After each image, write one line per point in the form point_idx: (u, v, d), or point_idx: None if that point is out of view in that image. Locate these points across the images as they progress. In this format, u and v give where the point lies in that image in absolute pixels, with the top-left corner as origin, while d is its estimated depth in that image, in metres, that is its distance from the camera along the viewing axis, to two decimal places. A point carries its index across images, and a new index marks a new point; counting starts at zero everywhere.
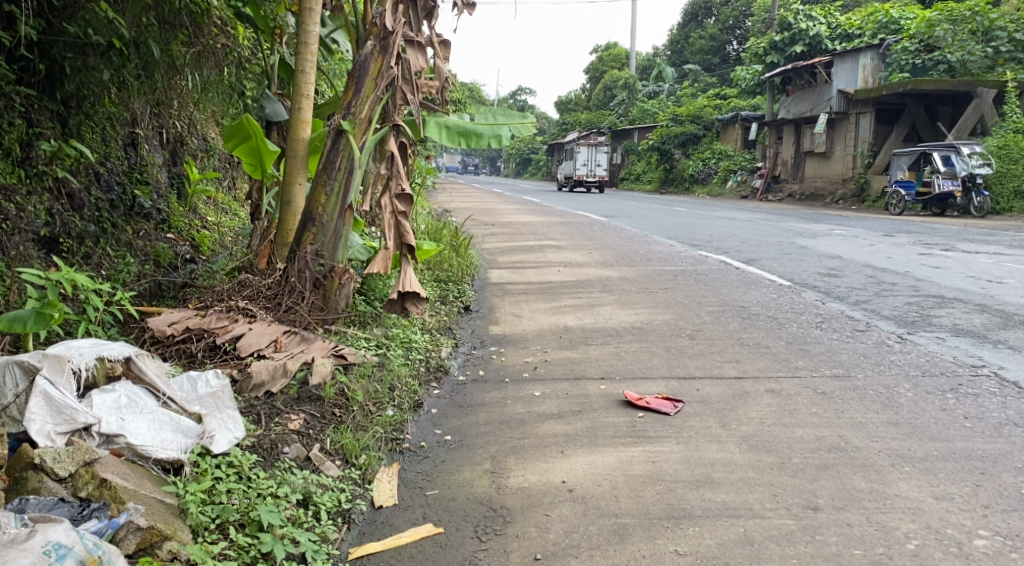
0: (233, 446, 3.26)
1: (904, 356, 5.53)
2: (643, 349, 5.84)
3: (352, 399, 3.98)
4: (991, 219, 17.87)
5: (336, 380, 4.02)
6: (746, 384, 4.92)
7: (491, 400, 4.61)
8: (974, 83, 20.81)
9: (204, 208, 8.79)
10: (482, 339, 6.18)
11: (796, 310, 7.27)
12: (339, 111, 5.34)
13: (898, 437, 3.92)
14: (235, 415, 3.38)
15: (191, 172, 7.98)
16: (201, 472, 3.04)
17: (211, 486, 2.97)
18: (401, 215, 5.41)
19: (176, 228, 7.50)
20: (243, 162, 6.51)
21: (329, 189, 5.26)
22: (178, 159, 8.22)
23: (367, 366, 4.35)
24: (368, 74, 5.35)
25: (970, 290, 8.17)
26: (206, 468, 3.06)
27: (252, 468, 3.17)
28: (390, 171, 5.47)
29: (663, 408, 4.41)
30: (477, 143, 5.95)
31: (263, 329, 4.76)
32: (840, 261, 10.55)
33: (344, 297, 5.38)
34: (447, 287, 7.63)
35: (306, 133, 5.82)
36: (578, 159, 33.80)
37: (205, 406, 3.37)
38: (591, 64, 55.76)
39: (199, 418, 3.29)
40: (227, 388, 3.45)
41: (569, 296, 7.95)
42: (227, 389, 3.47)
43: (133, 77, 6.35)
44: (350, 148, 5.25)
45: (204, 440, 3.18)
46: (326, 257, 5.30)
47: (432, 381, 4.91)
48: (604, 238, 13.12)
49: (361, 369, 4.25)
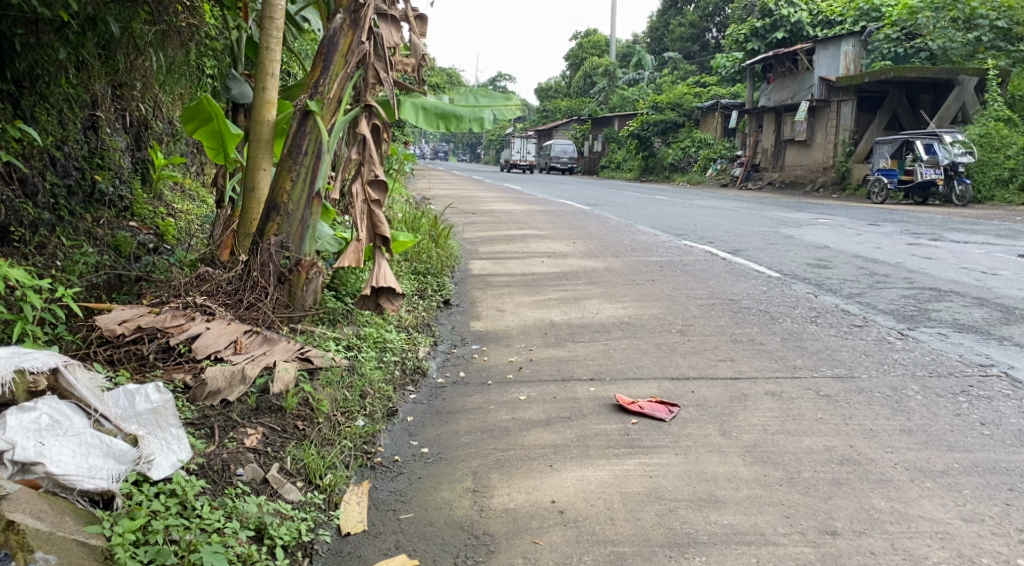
0: (176, 470, 2.88)
1: (909, 354, 5.24)
2: (633, 347, 5.49)
3: (318, 410, 3.60)
4: (973, 208, 17.73)
5: (299, 389, 3.64)
6: (744, 385, 4.59)
7: (472, 406, 4.25)
8: (956, 71, 20.64)
9: (170, 196, 8.36)
10: (463, 336, 5.81)
11: (788, 303, 6.96)
12: (306, 90, 4.93)
13: (914, 447, 3.61)
14: (179, 434, 3.02)
15: (156, 157, 7.56)
16: (136, 506, 2.65)
17: (146, 523, 2.59)
18: (373, 204, 5.05)
19: (139, 217, 7.05)
20: (204, 146, 6.10)
21: (295, 174, 4.86)
22: (141, 143, 7.79)
23: (334, 372, 3.97)
24: (337, 50, 4.94)
25: (966, 282, 7.91)
26: (142, 501, 2.67)
27: (197, 497, 2.81)
28: (360, 156, 5.09)
29: (658, 413, 4.07)
30: (457, 125, 5.52)
31: (222, 328, 4.43)
32: (830, 251, 10.28)
33: (310, 294, 4.99)
34: (425, 280, 7.24)
35: (270, 114, 5.44)
36: (514, 147, 41.88)
37: (143, 424, 2.99)
38: (570, 51, 55.32)
39: (136, 439, 2.90)
40: (170, 404, 3.08)
41: (553, 288, 7.60)
42: (170, 405, 3.10)
43: (93, 59, 6.06)
44: (317, 130, 4.85)
45: (141, 466, 2.80)
46: (292, 249, 4.91)
47: (408, 385, 4.54)
48: (586, 227, 12.77)
49: (327, 376, 3.88)
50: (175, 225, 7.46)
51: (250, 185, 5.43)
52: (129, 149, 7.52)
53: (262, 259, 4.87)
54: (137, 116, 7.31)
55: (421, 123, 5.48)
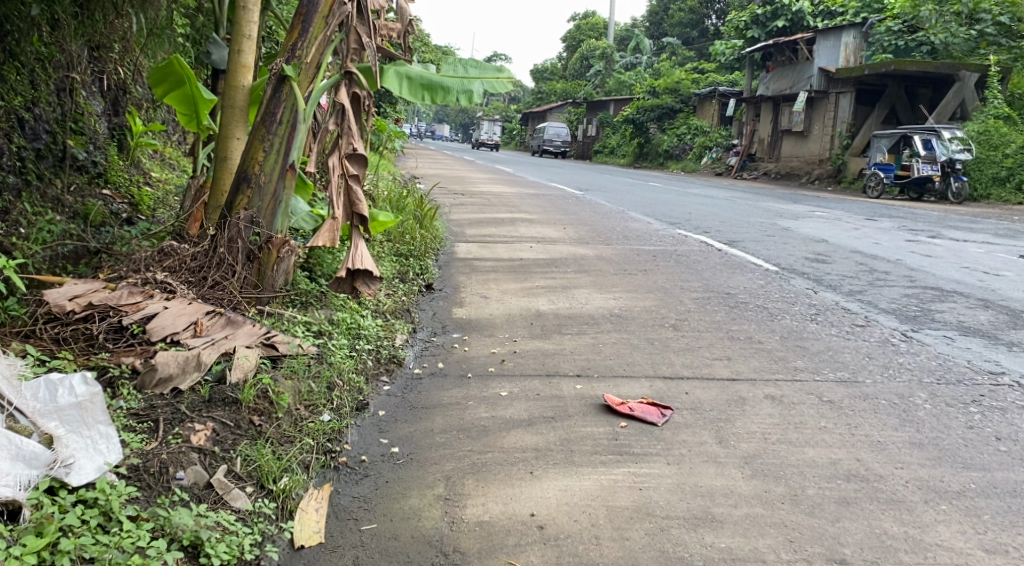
0: (102, 474, 2.59)
1: (914, 359, 4.95)
2: (623, 341, 5.19)
3: (278, 402, 3.24)
4: (970, 206, 17.48)
5: (257, 380, 3.29)
6: (741, 388, 4.30)
7: (450, 401, 3.94)
8: (957, 66, 20.42)
9: (148, 165, 7.99)
10: (444, 324, 5.49)
11: (787, 299, 6.67)
12: (283, 54, 4.57)
13: (926, 464, 3.33)
14: (107, 432, 2.71)
15: (135, 124, 7.19)
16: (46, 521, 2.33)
17: (57, 541, 2.28)
18: (351, 179, 4.71)
19: (113, 184, 6.68)
20: (175, 112, 5.74)
21: (268, 145, 4.51)
22: (120, 108, 7.39)
23: (299, 362, 3.61)
24: (317, 11, 4.57)
25: (968, 283, 7.64)
26: (54, 515, 2.35)
27: (124, 509, 2.50)
28: (338, 126, 4.72)
29: (649, 416, 3.77)
30: (444, 97, 5.11)
31: (181, 308, 4.10)
32: (828, 245, 9.99)
33: (282, 274, 4.66)
34: (407, 262, 6.88)
35: (247, 79, 5.10)
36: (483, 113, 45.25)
37: (65, 421, 2.67)
38: (569, 33, 54.71)
39: (55, 439, 2.59)
40: (98, 398, 2.75)
41: (542, 276, 7.27)
42: (98, 399, 2.76)
43: (68, 15, 5.58)
44: (293, 97, 4.50)
45: (56, 470, 2.49)
46: (263, 225, 4.57)
47: (382, 375, 4.22)
48: (578, 213, 12.44)
49: (291, 366, 3.57)
50: (151, 194, 7.10)
51: (223, 154, 5.09)
52: (105, 114, 7.13)
53: (230, 235, 4.53)
54: (114, 80, 6.80)
55: (404, 95, 5.07)
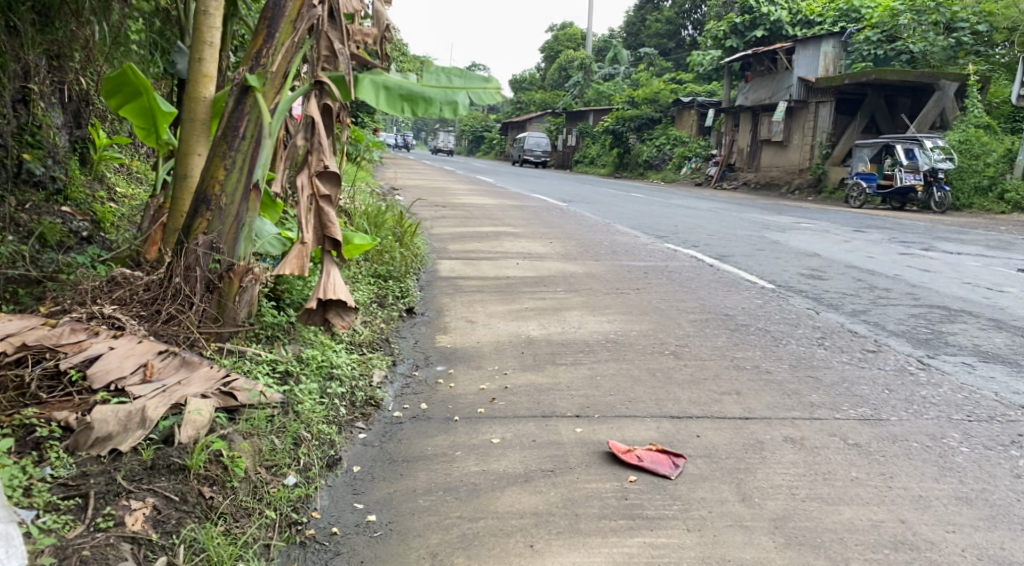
0: None
1: (937, 391, 4.55)
2: (623, 372, 4.77)
3: (232, 467, 2.83)
4: (954, 215, 17.28)
5: (209, 442, 2.85)
6: (757, 429, 3.88)
7: (434, 453, 3.50)
8: (937, 75, 20.32)
9: (114, 178, 7.55)
10: (426, 354, 5.05)
11: (790, 321, 6.28)
12: (246, 62, 4.13)
13: (980, 526, 2.96)
14: (6, 533, 2.19)
15: (99, 136, 6.63)
16: None
17: None
18: (323, 200, 4.22)
19: (73, 201, 6.09)
20: (132, 126, 5.22)
21: (229, 162, 4.06)
22: (82, 120, 6.69)
23: (260, 415, 3.16)
24: (284, 14, 4.14)
25: (974, 301, 7.30)
26: None
27: None
28: (307, 141, 4.25)
29: (661, 468, 3.34)
30: (426, 109, 4.59)
31: (129, 348, 3.62)
32: (822, 259, 9.65)
33: (244, 306, 4.18)
34: (386, 284, 6.42)
35: (210, 90, 4.63)
36: None
37: None
38: (546, 44, 54.60)
39: None
40: None
41: (530, 297, 6.83)
42: None
43: (26, 22, 5.12)
44: (258, 108, 4.06)
45: None
46: (224, 251, 4.10)
47: (357, 421, 3.78)
48: (563, 225, 12.04)
49: (250, 421, 3.11)
50: (114, 211, 6.56)
51: (182, 172, 4.62)
52: (66, 126, 6.41)
53: (188, 262, 4.06)
54: (78, 90, 6.09)
55: (382, 105, 4.57)
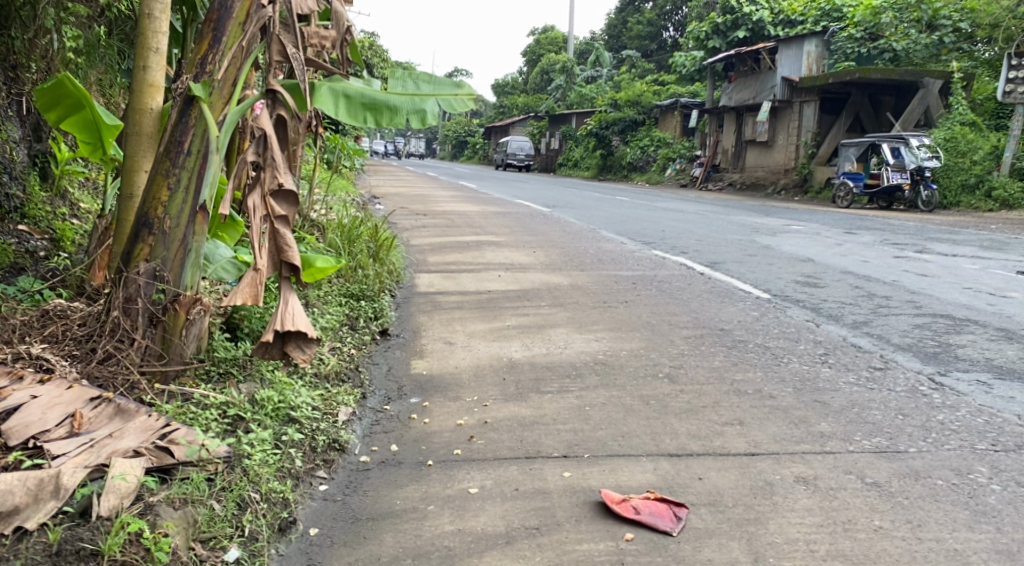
0: None
1: (954, 415, 4.19)
2: (614, 401, 4.37)
3: (153, 548, 2.44)
4: (942, 214, 17.04)
5: (124, 522, 2.46)
6: (764, 468, 3.50)
7: (404, 508, 3.10)
8: (921, 74, 20.01)
9: (78, 193, 6.60)
10: (399, 384, 4.63)
11: (790, 336, 5.91)
12: (191, 70, 3.74)
13: None
14: None
15: (61, 150, 5.55)
16: None
17: None
18: (278, 221, 3.82)
19: (31, 219, 5.19)
20: (75, 141, 4.75)
21: (173, 181, 3.64)
22: (41, 132, 5.77)
23: (196, 481, 2.76)
24: (231, 16, 3.73)
25: (978, 308, 6.96)
26: None
27: None
28: (259, 156, 3.83)
29: (661, 522, 2.98)
30: (390, 119, 4.19)
31: (55, 394, 3.20)
32: (816, 265, 9.30)
33: (192, 341, 3.77)
34: (358, 304, 5.99)
35: (157, 101, 4.15)
36: None
37: None
38: (528, 47, 54.31)
39: None
40: None
41: (512, 313, 6.42)
42: None
43: None
44: (204, 121, 3.65)
45: None
46: (170, 280, 3.67)
47: (318, 471, 3.37)
48: (547, 232, 11.64)
49: (181, 488, 2.71)
50: (78, 230, 5.67)
51: (127, 192, 4.13)
52: (24, 140, 5.48)
53: (128, 293, 3.62)
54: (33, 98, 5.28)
55: (342, 115, 4.16)
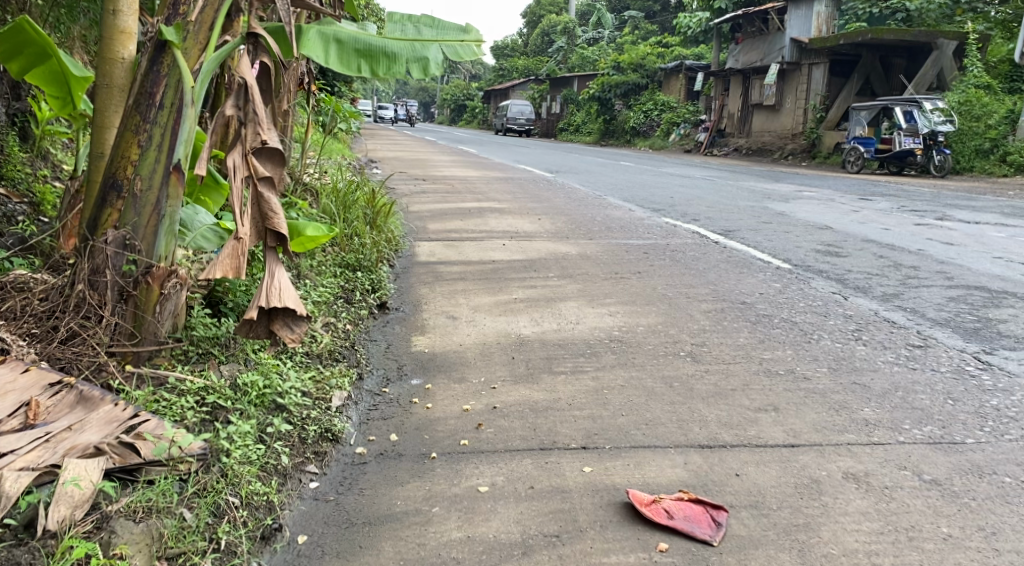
0: None
1: (1010, 401, 3.80)
2: (633, 383, 3.99)
3: None
4: (957, 180, 16.54)
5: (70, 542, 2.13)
6: (807, 463, 3.12)
7: (405, 510, 2.74)
8: (935, 34, 19.44)
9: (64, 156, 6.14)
10: (399, 363, 4.25)
11: (817, 310, 5.51)
12: (163, 12, 3.33)
13: None
14: None
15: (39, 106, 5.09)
16: None
17: None
18: (262, 183, 3.40)
19: (8, 180, 4.78)
20: (42, 94, 4.30)
21: (145, 138, 3.22)
22: (21, 89, 5.32)
23: (163, 487, 2.42)
24: None
25: (1013, 280, 6.55)
26: None
27: None
28: (239, 110, 3.41)
29: (698, 529, 2.62)
30: (386, 68, 3.75)
31: (8, 377, 2.81)
32: (835, 233, 8.88)
33: (168, 318, 3.37)
34: (355, 275, 5.59)
35: (130, 50, 3.65)
36: None
37: None
38: (529, 9, 53.23)
39: None
40: None
41: (519, 286, 6.01)
42: None
43: None
44: (178, 69, 3.22)
45: None
46: (141, 250, 3.26)
47: (308, 466, 3.00)
48: (552, 199, 11.18)
49: (140, 498, 2.36)
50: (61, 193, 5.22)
51: (97, 150, 3.69)
52: None
53: (95, 265, 3.22)
54: None
55: (333, 63, 3.70)
